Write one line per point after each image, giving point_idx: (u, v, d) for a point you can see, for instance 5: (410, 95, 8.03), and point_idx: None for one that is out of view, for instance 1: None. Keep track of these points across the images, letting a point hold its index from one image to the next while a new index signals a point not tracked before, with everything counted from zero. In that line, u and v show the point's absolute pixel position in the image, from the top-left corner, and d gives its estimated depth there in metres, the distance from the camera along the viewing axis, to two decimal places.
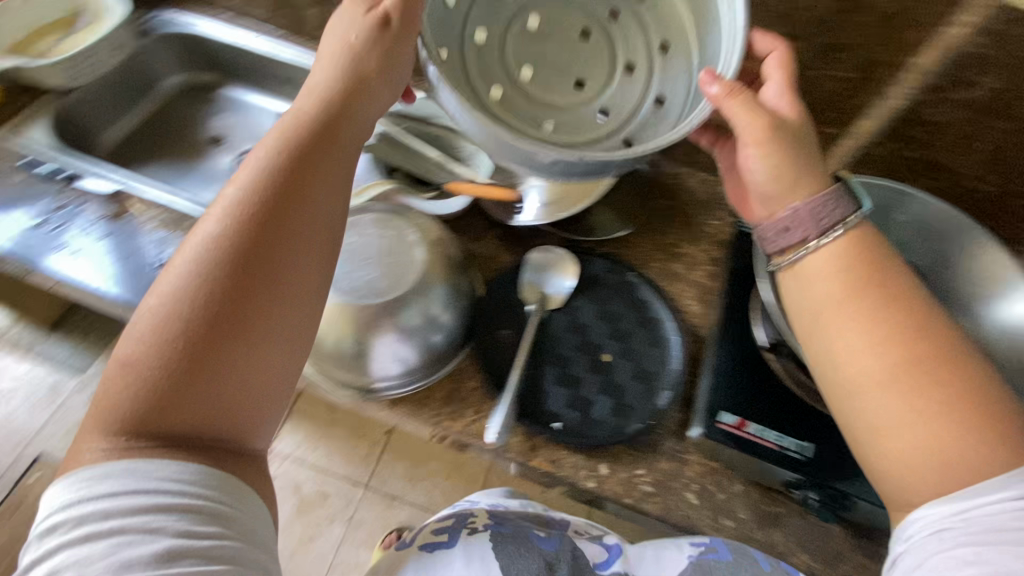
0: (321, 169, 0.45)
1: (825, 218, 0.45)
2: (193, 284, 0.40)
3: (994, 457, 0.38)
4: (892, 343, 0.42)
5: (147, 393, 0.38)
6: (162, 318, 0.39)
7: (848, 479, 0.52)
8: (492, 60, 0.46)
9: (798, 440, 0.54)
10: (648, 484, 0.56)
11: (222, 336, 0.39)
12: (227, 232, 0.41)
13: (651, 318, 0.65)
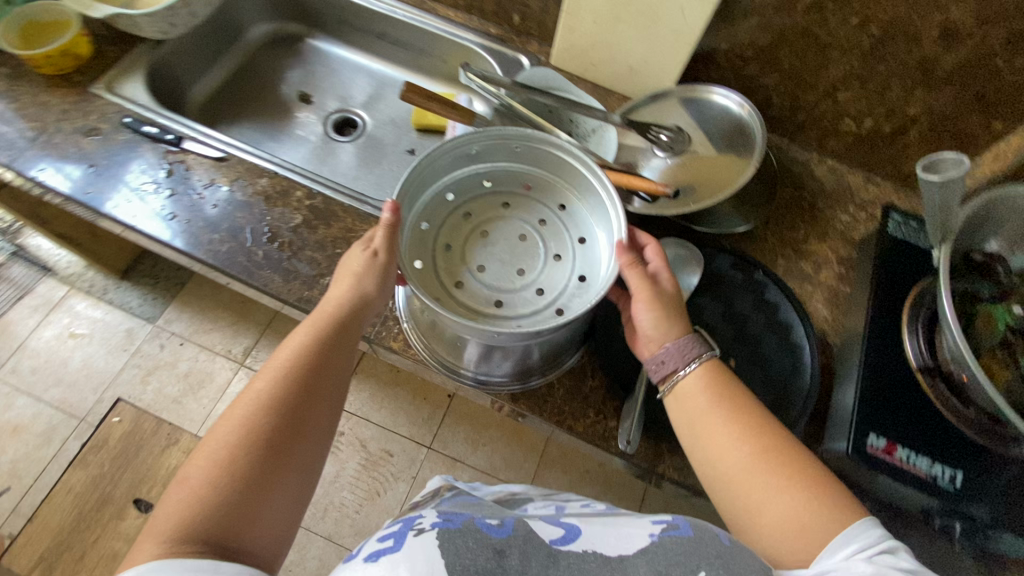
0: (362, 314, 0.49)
1: (676, 355, 0.48)
2: (260, 400, 0.42)
3: (809, 490, 0.41)
4: (723, 412, 0.46)
5: (192, 508, 0.37)
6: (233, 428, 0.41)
7: (1002, 514, 0.49)
8: (465, 239, 0.53)
9: (948, 468, 0.51)
10: None
11: (271, 460, 0.40)
12: (293, 356, 0.45)
13: (779, 321, 0.62)
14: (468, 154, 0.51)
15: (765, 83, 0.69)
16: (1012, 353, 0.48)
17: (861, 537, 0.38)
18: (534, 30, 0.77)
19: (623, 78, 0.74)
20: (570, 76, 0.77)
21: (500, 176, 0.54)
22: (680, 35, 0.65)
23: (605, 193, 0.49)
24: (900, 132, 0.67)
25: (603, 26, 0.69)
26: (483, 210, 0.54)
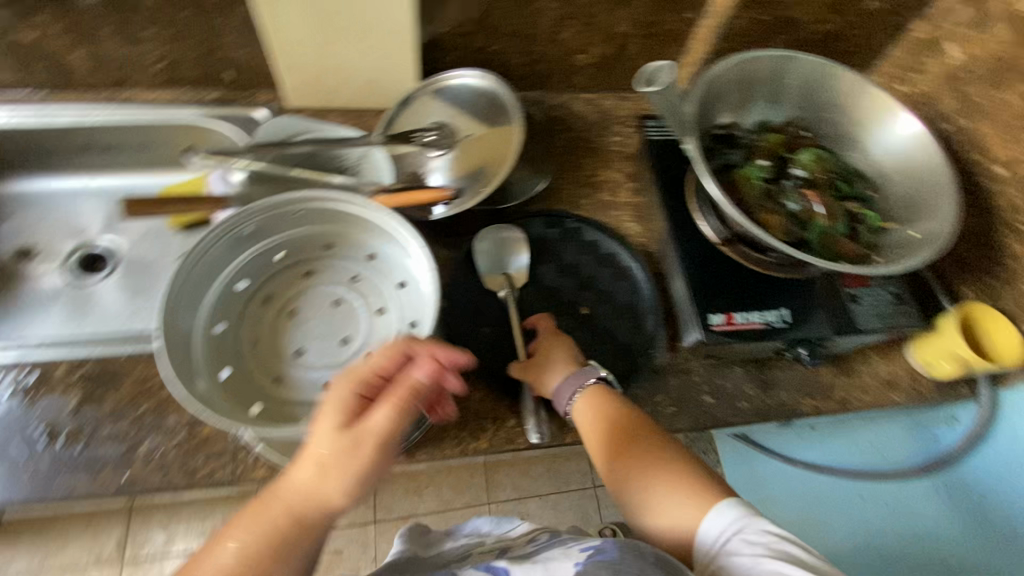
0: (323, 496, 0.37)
1: (563, 392, 0.53)
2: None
3: (678, 486, 0.48)
4: (612, 435, 0.51)
5: None
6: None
7: (824, 323, 0.59)
8: (275, 327, 0.47)
9: (775, 310, 0.59)
10: (670, 405, 0.59)
11: None
12: (253, 530, 0.38)
13: (604, 254, 0.66)
14: (241, 235, 0.45)
15: (497, 48, 0.71)
16: (775, 202, 0.55)
17: (734, 522, 0.44)
18: (255, 81, 0.71)
19: (371, 93, 0.71)
20: (316, 111, 0.73)
21: (291, 246, 0.49)
22: (398, 32, 0.64)
23: (398, 228, 0.46)
24: (622, 49, 0.74)
25: (322, 51, 0.65)
26: (282, 289, 0.48)
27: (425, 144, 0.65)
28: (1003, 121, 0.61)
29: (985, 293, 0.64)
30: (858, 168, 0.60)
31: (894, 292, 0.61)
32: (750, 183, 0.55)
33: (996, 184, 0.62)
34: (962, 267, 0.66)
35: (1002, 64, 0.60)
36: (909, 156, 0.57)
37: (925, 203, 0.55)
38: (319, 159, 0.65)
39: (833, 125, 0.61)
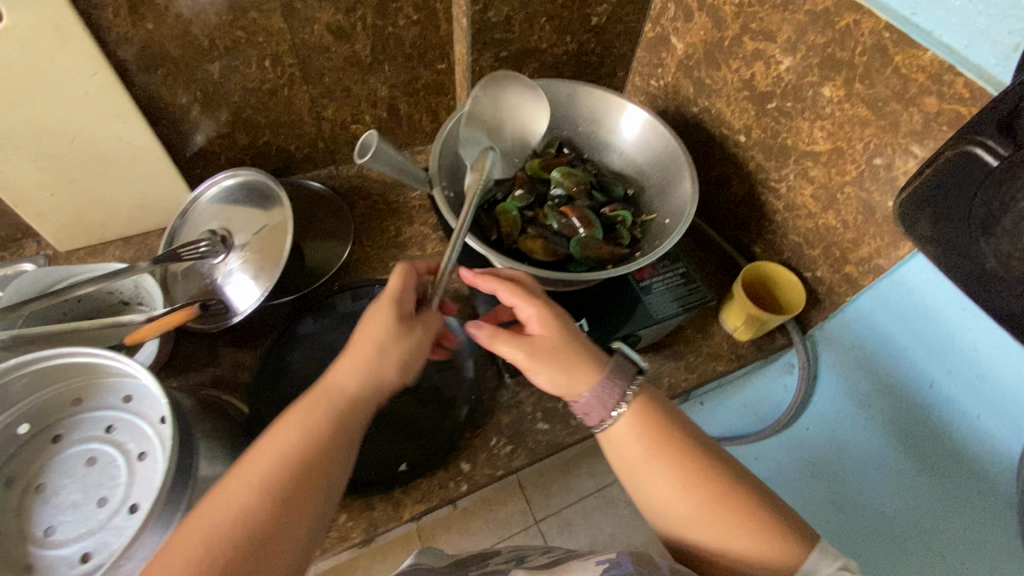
0: (380, 376, 0.44)
1: (614, 385, 0.46)
2: (257, 485, 0.37)
3: (757, 532, 0.40)
4: (654, 458, 0.44)
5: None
6: (222, 505, 0.36)
7: (625, 321, 0.61)
8: (16, 512, 0.43)
9: (573, 323, 0.61)
10: (506, 445, 0.58)
11: (258, 556, 0.34)
12: (288, 444, 0.39)
13: None
14: None
15: (266, 141, 0.71)
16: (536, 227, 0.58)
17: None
18: (15, 235, 0.67)
19: (146, 215, 0.69)
20: (93, 248, 0.69)
21: (35, 415, 0.46)
22: (144, 154, 0.62)
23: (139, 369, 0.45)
24: (394, 109, 0.76)
25: (70, 192, 0.62)
26: (26, 465, 0.45)
27: (201, 254, 0.62)
28: (728, 95, 0.66)
29: (770, 249, 0.68)
30: (618, 170, 0.65)
31: (682, 272, 0.64)
32: (509, 218, 0.58)
33: (742, 150, 0.67)
34: (746, 229, 0.71)
35: (711, 46, 0.66)
36: (653, 144, 0.61)
37: (671, 190, 0.59)
38: (94, 301, 0.62)
39: (585, 138, 0.65)
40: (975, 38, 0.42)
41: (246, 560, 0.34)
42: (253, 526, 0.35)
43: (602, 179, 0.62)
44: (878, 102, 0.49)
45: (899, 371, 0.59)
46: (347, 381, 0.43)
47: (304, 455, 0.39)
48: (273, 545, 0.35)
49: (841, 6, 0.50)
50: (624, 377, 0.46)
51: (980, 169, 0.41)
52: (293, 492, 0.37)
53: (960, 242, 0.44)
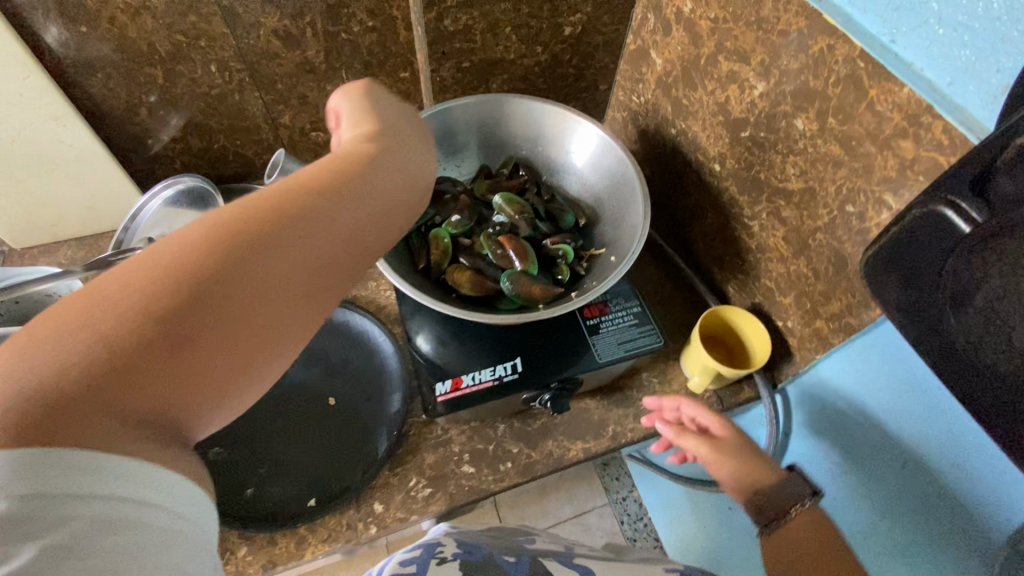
0: (378, 178, 0.33)
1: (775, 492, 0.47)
2: (208, 239, 0.26)
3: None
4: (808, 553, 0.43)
5: (83, 368, 0.22)
6: (124, 287, 0.23)
7: (562, 363, 0.56)
8: None
9: (507, 361, 0.56)
10: (425, 487, 0.55)
11: (208, 304, 0.25)
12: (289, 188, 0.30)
13: (354, 333, 0.62)
14: None
15: (222, 145, 0.70)
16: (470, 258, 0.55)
17: None
18: None
19: (99, 216, 0.69)
20: (48, 245, 0.69)
21: None
22: (89, 156, 0.62)
23: None
24: None
25: (16, 192, 0.62)
26: None
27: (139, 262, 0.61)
28: (704, 118, 0.59)
29: (743, 290, 0.62)
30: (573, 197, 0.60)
31: (636, 312, 0.59)
32: (443, 248, 0.55)
33: (716, 180, 0.60)
34: (720, 265, 0.64)
35: (688, 64, 0.59)
36: (609, 168, 0.57)
37: (622, 224, 0.55)
38: (33, 304, 0.62)
39: (540, 161, 0.61)
40: (959, 76, 0.35)
41: (161, 351, 0.23)
42: (209, 265, 0.25)
43: (551, 207, 0.58)
44: (851, 141, 0.43)
45: (877, 425, 0.50)
46: (396, 169, 0.35)
47: (277, 215, 0.28)
48: (203, 335, 0.24)
49: (814, 28, 0.43)
50: (784, 488, 0.47)
51: (951, 237, 0.34)
52: (236, 276, 0.26)
53: (930, 314, 0.36)
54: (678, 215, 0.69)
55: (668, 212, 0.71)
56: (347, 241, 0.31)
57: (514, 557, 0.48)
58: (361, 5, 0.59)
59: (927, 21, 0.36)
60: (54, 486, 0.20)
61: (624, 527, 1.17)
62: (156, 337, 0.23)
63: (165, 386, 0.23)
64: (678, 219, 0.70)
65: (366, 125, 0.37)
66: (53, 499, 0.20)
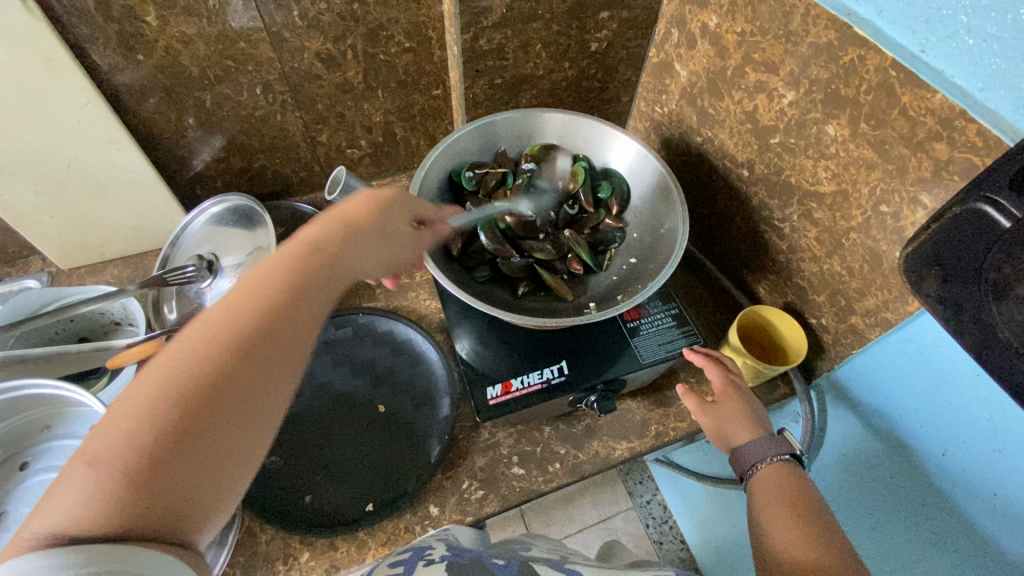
0: (328, 271, 0.38)
1: (741, 455, 0.49)
2: (160, 378, 0.30)
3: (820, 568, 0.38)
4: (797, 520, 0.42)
5: (88, 504, 0.27)
6: (114, 428, 0.29)
7: (605, 366, 0.58)
8: None
9: (553, 364, 0.58)
10: (478, 489, 0.56)
11: (183, 433, 0.30)
12: (240, 303, 0.34)
13: (400, 342, 0.64)
14: None
15: (262, 165, 0.73)
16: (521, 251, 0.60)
17: None
18: (22, 252, 0.70)
19: (144, 236, 0.71)
20: (95, 266, 0.72)
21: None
22: (139, 178, 0.64)
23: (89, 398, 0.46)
24: (389, 133, 0.75)
25: (68, 215, 0.64)
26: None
27: (188, 278, 0.63)
28: (731, 126, 0.62)
29: (774, 290, 0.64)
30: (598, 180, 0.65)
31: (674, 313, 0.61)
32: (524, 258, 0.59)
33: (744, 185, 0.63)
34: (749, 266, 0.67)
35: (713, 75, 0.62)
36: (649, 180, 0.61)
37: (661, 230, 0.59)
38: (88, 322, 0.64)
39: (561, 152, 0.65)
40: (989, 82, 0.38)
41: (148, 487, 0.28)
42: (177, 392, 0.30)
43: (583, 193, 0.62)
44: (884, 145, 0.45)
45: (910, 423, 0.53)
46: (349, 254, 0.40)
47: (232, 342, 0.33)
48: (188, 453, 0.29)
49: (844, 41, 0.46)
50: (767, 447, 0.48)
51: (990, 231, 0.36)
52: (207, 395, 0.31)
53: (970, 305, 0.38)
54: (706, 220, 0.72)
55: (696, 216, 0.74)
56: (285, 329, 0.35)
57: (506, 558, 0.48)
58: (400, 28, 0.62)
59: (957, 32, 0.39)
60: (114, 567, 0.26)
61: (649, 530, 1.18)
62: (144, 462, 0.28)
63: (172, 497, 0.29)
64: (707, 223, 0.72)
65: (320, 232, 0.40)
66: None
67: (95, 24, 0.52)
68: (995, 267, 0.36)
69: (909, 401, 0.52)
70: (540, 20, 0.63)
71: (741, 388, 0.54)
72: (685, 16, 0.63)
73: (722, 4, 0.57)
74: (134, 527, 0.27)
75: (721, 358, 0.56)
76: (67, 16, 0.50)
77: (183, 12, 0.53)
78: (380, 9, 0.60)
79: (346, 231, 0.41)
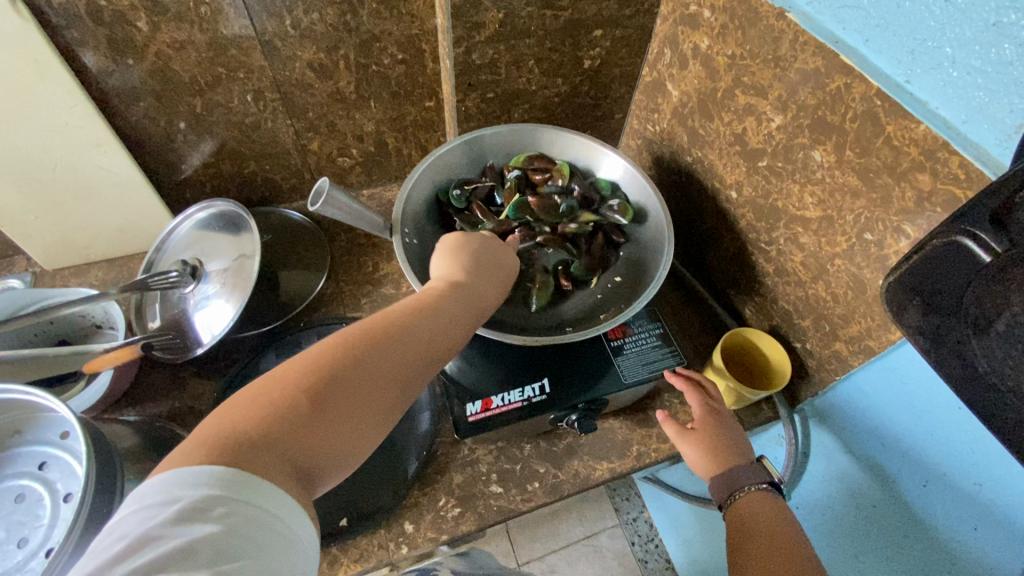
0: (464, 302, 0.45)
1: (718, 484, 0.48)
2: (341, 350, 0.36)
3: None
4: (772, 552, 0.42)
5: (265, 420, 0.32)
6: (299, 373, 0.34)
7: (587, 385, 0.57)
8: None
9: (535, 382, 0.58)
10: (454, 506, 0.55)
11: (340, 395, 0.35)
12: (398, 313, 0.41)
13: None
14: None
15: (252, 170, 0.72)
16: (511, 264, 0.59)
17: None
18: (7, 251, 0.69)
19: (131, 238, 0.71)
20: (79, 267, 0.71)
21: None
22: (126, 181, 0.64)
23: (56, 405, 0.45)
24: (381, 143, 0.75)
25: (53, 216, 0.64)
26: None
27: (171, 283, 0.62)
28: (720, 148, 0.62)
29: (760, 312, 0.64)
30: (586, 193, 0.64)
31: (658, 333, 0.61)
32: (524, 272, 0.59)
33: (732, 207, 0.63)
34: (736, 288, 0.66)
35: (704, 96, 0.62)
36: (637, 197, 0.61)
37: (647, 248, 0.59)
38: (68, 325, 0.63)
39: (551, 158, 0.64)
40: (973, 115, 0.38)
41: (307, 425, 0.33)
42: (351, 363, 0.36)
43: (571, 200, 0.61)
44: (869, 173, 0.45)
45: (893, 453, 0.52)
46: (483, 292, 0.47)
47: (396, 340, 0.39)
48: (341, 410, 0.35)
49: (831, 68, 0.46)
50: (744, 475, 0.47)
51: (970, 264, 0.36)
52: (365, 370, 0.36)
53: (951, 339, 0.37)
54: (695, 239, 0.72)
55: (685, 235, 0.74)
56: (434, 344, 0.41)
57: None
58: (393, 39, 0.63)
59: (941, 64, 0.39)
60: (236, 495, 0.29)
61: (635, 548, 1.17)
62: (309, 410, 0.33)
63: (320, 447, 0.33)
64: (696, 243, 0.72)
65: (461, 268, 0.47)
66: (235, 505, 0.28)
67: (85, 27, 0.52)
68: (974, 302, 0.35)
69: (893, 431, 0.52)
70: (534, 35, 0.63)
71: (722, 414, 0.53)
72: (677, 36, 0.63)
73: (714, 27, 0.57)
74: (284, 455, 0.32)
75: (701, 383, 0.55)
76: (56, 19, 0.50)
77: (175, 19, 0.53)
78: (373, 20, 0.60)
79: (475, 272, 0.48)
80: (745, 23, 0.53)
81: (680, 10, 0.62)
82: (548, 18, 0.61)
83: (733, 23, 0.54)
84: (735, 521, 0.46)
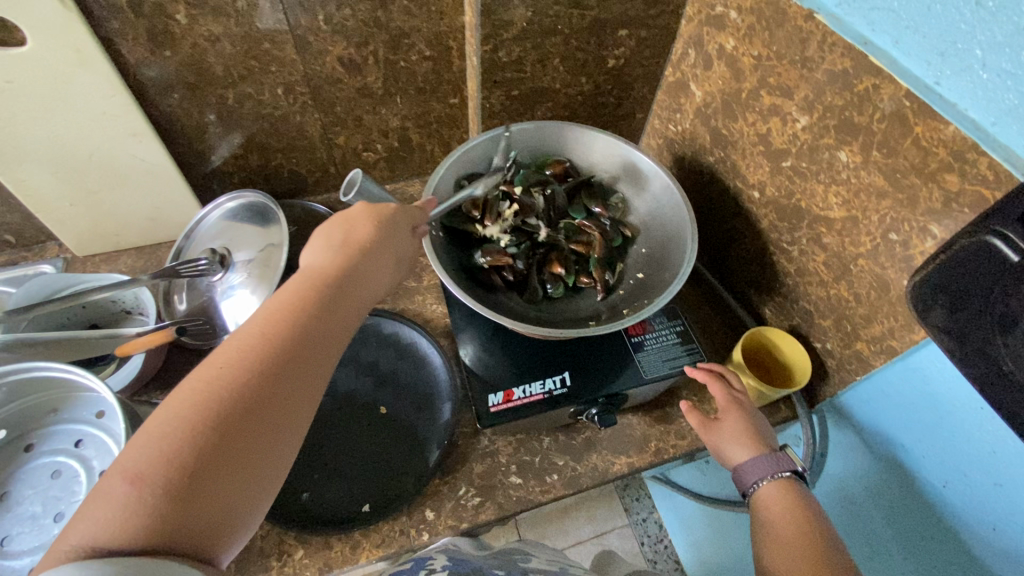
0: (342, 299, 0.40)
1: (744, 471, 0.49)
2: (205, 398, 0.32)
3: None
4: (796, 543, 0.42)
5: (122, 517, 0.28)
6: (146, 450, 0.30)
7: (608, 379, 0.58)
8: None
9: (556, 375, 0.58)
10: (475, 496, 0.56)
11: (214, 449, 0.31)
12: (260, 327, 0.36)
13: (404, 344, 0.65)
14: None
15: (279, 163, 0.74)
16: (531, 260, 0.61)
17: None
18: (40, 238, 0.71)
19: (160, 227, 0.72)
20: (109, 255, 0.73)
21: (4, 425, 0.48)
22: (158, 171, 0.65)
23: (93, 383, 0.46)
24: (405, 138, 0.76)
25: (87, 203, 0.66)
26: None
27: (200, 271, 0.64)
28: (743, 148, 0.62)
29: (780, 312, 0.64)
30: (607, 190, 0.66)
31: (679, 330, 0.61)
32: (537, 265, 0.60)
33: (754, 207, 0.63)
34: (756, 287, 0.67)
35: (728, 97, 0.62)
36: (660, 196, 0.61)
37: (669, 247, 0.59)
38: (100, 309, 0.65)
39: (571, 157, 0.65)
40: (1002, 117, 0.38)
41: (183, 493, 0.30)
42: (217, 411, 0.32)
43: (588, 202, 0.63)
44: (896, 174, 0.46)
45: (913, 454, 0.52)
46: (364, 285, 0.42)
47: (260, 362, 0.35)
48: (218, 464, 0.31)
49: (860, 69, 0.46)
50: (769, 464, 0.48)
51: (999, 263, 0.36)
52: (241, 411, 0.33)
53: (976, 339, 0.38)
54: (715, 239, 0.72)
55: (705, 235, 0.74)
56: (311, 348, 0.37)
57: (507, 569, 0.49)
58: (422, 36, 0.64)
59: (971, 66, 0.39)
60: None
61: (644, 548, 1.17)
62: (170, 487, 0.30)
63: (208, 508, 0.31)
64: (716, 243, 0.72)
65: (326, 261, 0.42)
66: None
67: (126, 19, 0.53)
68: (1001, 301, 0.36)
69: (914, 431, 0.52)
70: (560, 34, 0.64)
71: (746, 405, 0.53)
72: (702, 37, 0.64)
73: (740, 27, 0.58)
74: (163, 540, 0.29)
75: (723, 374, 0.56)
76: (100, 10, 0.51)
77: (213, 12, 0.55)
78: (403, 17, 0.61)
79: (357, 256, 0.43)
80: (773, 24, 0.54)
81: (706, 11, 0.62)
82: (575, 17, 0.62)
83: (760, 24, 0.55)
84: (755, 515, 0.46)
